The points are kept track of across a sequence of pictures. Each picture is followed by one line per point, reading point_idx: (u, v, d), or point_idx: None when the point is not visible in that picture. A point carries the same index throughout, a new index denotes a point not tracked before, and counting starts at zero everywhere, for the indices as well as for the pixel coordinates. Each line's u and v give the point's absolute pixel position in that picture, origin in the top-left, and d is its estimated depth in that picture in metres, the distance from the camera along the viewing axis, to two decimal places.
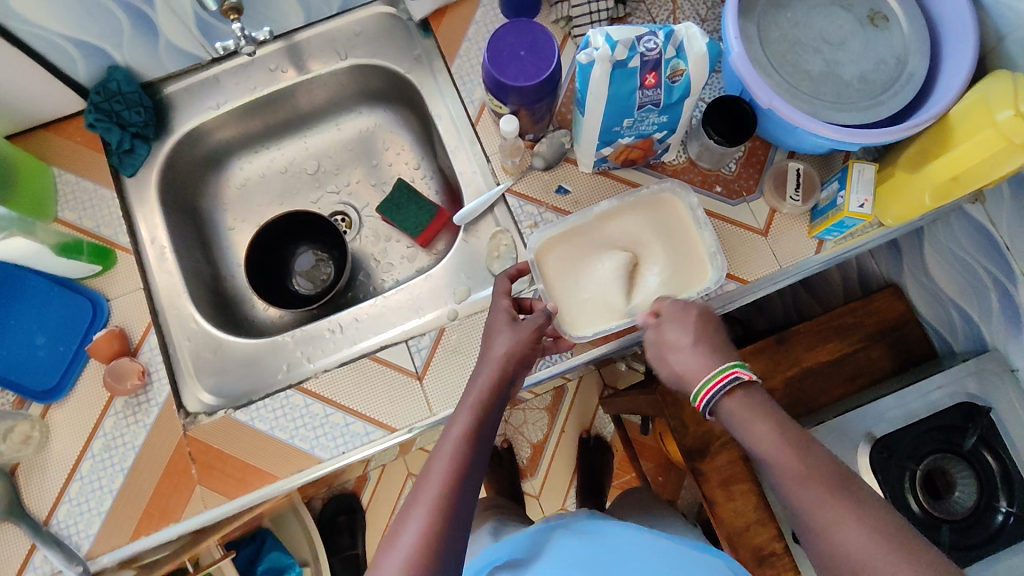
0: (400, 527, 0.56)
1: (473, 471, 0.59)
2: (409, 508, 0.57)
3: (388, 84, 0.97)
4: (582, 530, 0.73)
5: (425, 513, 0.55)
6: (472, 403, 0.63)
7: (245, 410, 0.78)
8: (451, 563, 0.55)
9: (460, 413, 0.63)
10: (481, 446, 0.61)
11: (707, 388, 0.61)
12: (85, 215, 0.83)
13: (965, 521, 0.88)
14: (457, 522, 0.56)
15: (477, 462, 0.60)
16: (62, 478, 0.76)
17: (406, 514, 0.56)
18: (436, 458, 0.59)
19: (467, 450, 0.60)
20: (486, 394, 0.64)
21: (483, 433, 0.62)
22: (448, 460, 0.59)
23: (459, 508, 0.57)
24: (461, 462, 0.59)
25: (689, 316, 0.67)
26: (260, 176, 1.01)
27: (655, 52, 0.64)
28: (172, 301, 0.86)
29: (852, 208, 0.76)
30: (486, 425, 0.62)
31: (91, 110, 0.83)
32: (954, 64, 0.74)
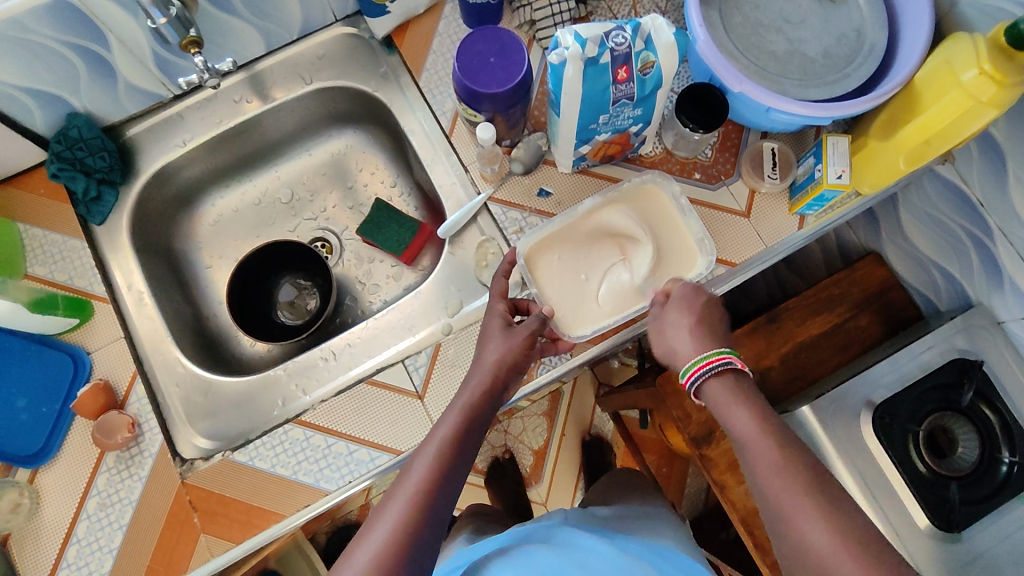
0: (375, 521, 0.56)
1: (459, 468, 0.59)
2: (385, 504, 0.57)
3: (356, 104, 0.95)
4: (557, 540, 0.74)
5: (400, 506, 0.55)
6: (461, 403, 0.63)
7: (244, 451, 0.76)
8: (424, 554, 0.55)
9: (449, 414, 0.63)
10: (469, 446, 0.61)
11: (695, 363, 0.63)
12: (56, 269, 0.80)
13: (971, 476, 0.89)
14: (433, 515, 0.56)
15: (463, 460, 0.60)
16: (57, 543, 0.73)
17: (383, 509, 0.57)
18: (420, 457, 0.59)
19: (452, 447, 0.60)
20: (477, 395, 0.64)
21: (472, 434, 0.62)
22: (431, 458, 0.59)
23: (437, 501, 0.56)
24: (446, 459, 0.59)
25: (699, 300, 0.69)
26: (233, 210, 0.99)
27: (625, 46, 0.65)
28: (155, 346, 0.83)
29: (830, 180, 0.77)
30: (475, 425, 0.63)
31: (53, 161, 0.80)
32: (913, 31, 0.75)
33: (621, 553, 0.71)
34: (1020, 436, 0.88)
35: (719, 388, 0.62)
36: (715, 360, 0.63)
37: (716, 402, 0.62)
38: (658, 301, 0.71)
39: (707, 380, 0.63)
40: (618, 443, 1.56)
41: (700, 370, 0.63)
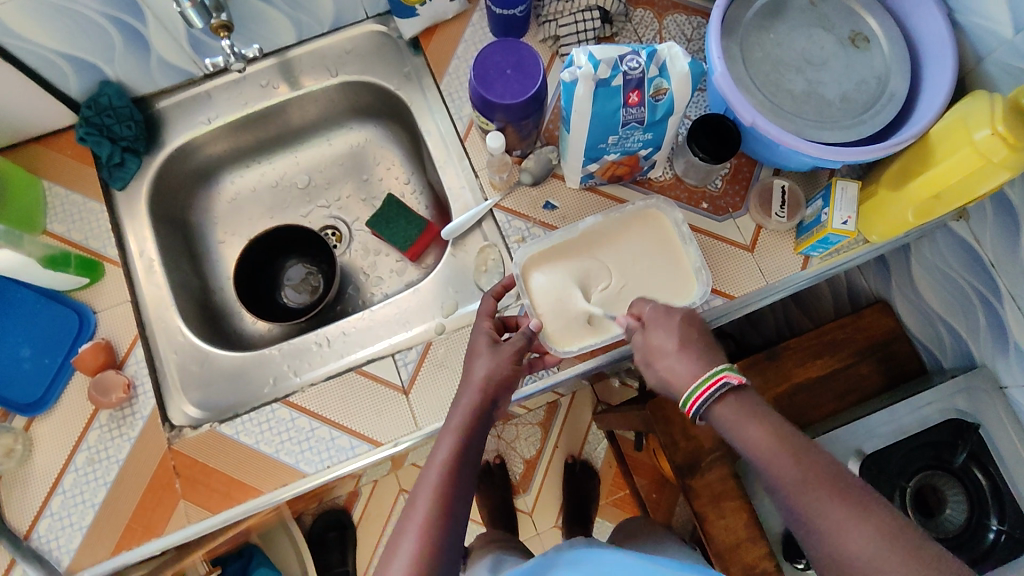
0: (390, 558, 0.56)
1: (460, 496, 0.59)
2: (397, 539, 0.57)
3: (378, 100, 0.98)
4: (575, 559, 0.66)
5: (411, 543, 0.55)
6: (455, 426, 0.63)
7: (231, 424, 0.78)
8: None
9: (445, 437, 0.63)
10: (467, 470, 0.61)
11: (696, 389, 0.61)
12: (73, 228, 0.84)
13: (955, 539, 0.88)
14: (445, 550, 0.56)
15: (463, 487, 0.60)
16: (44, 492, 0.75)
17: (395, 545, 0.56)
18: (422, 486, 0.59)
19: (451, 475, 0.59)
20: (469, 417, 0.64)
21: (468, 457, 0.62)
22: (433, 488, 0.59)
23: (446, 534, 0.56)
24: (446, 487, 0.58)
25: (671, 320, 0.67)
26: (251, 190, 1.02)
27: (638, 71, 0.66)
28: (159, 313, 0.86)
29: (835, 225, 0.77)
30: (471, 447, 0.62)
31: (82, 124, 0.84)
32: (934, 84, 0.75)
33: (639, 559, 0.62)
34: (1010, 506, 0.87)
35: (730, 409, 0.60)
36: (715, 382, 0.60)
37: (728, 423, 0.60)
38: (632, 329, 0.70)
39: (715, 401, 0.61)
40: (610, 463, 1.55)
41: (701, 396, 0.61)
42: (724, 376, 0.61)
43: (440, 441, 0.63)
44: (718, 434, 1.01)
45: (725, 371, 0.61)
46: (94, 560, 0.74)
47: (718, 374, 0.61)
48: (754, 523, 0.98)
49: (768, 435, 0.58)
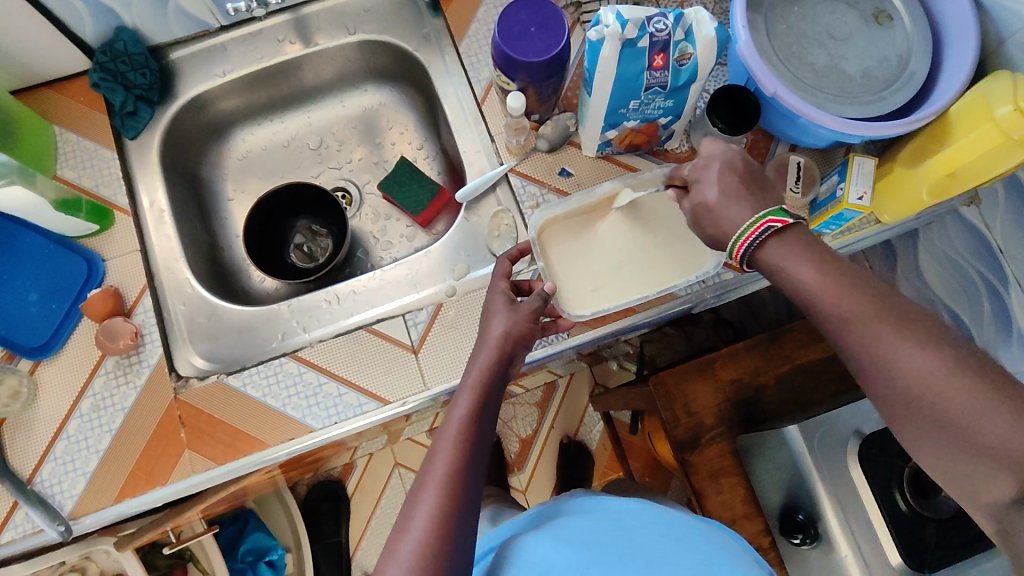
0: (412, 509, 0.56)
1: (480, 450, 0.59)
2: (418, 491, 0.57)
3: (394, 61, 0.97)
4: (586, 508, 0.71)
5: (434, 494, 0.56)
6: (472, 381, 0.63)
7: (238, 376, 0.78)
8: (464, 543, 0.55)
9: (462, 394, 0.63)
10: (485, 425, 0.61)
11: (746, 232, 0.56)
12: (84, 174, 0.83)
13: (951, 520, 0.86)
14: (467, 502, 0.56)
15: (482, 441, 0.60)
16: (49, 436, 0.75)
17: (417, 497, 0.57)
18: (442, 439, 0.59)
19: (469, 430, 0.60)
20: (486, 374, 0.63)
21: (485, 412, 0.62)
22: (453, 440, 0.59)
23: (468, 486, 0.57)
24: (465, 440, 0.59)
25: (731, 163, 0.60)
26: (262, 149, 1.01)
27: (664, 33, 0.65)
28: (168, 265, 0.85)
29: (851, 199, 0.77)
30: (488, 405, 0.63)
31: (96, 70, 0.83)
32: (955, 63, 0.75)
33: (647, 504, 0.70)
34: None
35: (775, 250, 0.56)
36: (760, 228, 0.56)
37: (774, 264, 0.56)
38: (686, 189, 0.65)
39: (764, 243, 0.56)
40: (605, 444, 1.56)
41: (750, 239, 0.56)
42: (770, 221, 0.56)
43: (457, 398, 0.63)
44: (719, 411, 1.02)
45: (770, 215, 0.56)
46: (96, 507, 0.74)
47: (764, 219, 0.56)
48: (750, 498, 0.99)
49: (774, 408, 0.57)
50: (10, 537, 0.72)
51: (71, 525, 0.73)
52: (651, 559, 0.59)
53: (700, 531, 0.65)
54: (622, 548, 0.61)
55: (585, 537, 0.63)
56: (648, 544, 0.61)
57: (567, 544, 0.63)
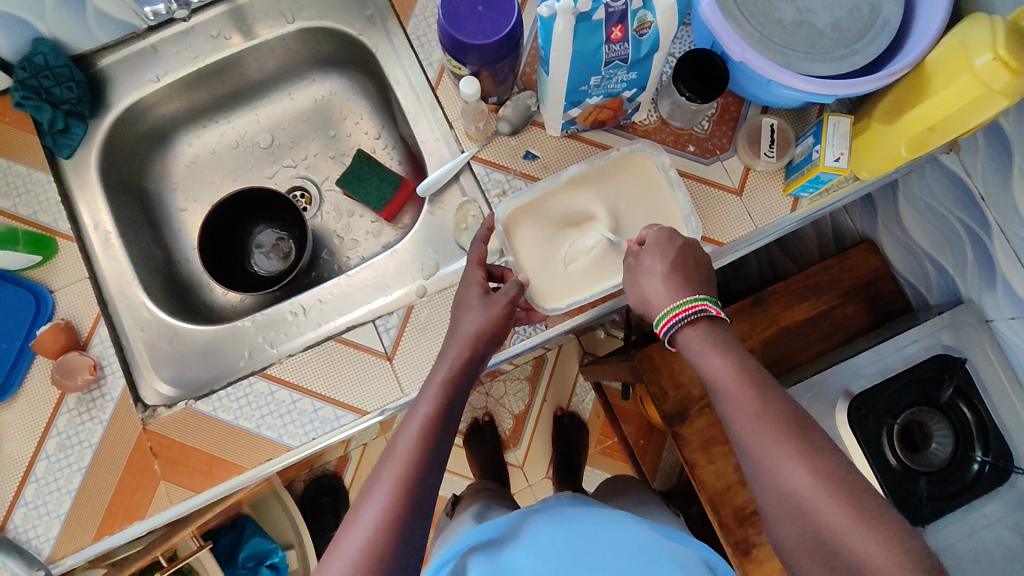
0: (361, 507, 0.54)
1: (440, 449, 0.57)
2: (369, 488, 0.55)
3: (340, 47, 0.91)
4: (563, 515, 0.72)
5: (386, 491, 0.53)
6: (440, 379, 0.61)
7: (207, 401, 0.74)
8: (413, 544, 0.53)
9: (428, 392, 0.60)
10: (450, 426, 0.59)
11: (673, 309, 0.61)
12: (19, 202, 0.77)
13: (941, 472, 0.89)
14: (419, 500, 0.54)
15: (444, 441, 0.58)
16: (16, 481, 0.72)
17: (368, 494, 0.54)
18: (401, 437, 0.57)
19: (433, 428, 0.57)
20: (456, 369, 0.61)
21: (452, 411, 0.60)
22: (414, 439, 0.56)
23: (423, 484, 0.54)
24: (427, 439, 0.56)
25: (673, 245, 0.66)
26: (210, 152, 0.96)
27: (621, 3, 0.60)
28: (121, 289, 0.81)
29: (827, 162, 0.74)
30: (456, 400, 0.61)
31: (17, 88, 0.77)
32: (929, 8, 0.71)
33: (622, 517, 0.72)
34: (994, 436, 0.88)
35: (695, 337, 0.60)
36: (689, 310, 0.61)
37: (693, 349, 0.60)
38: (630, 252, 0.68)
39: (684, 328, 0.61)
40: (597, 413, 1.55)
41: (677, 317, 0.61)
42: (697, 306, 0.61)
43: (423, 392, 0.61)
44: None
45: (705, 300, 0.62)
46: (75, 548, 0.71)
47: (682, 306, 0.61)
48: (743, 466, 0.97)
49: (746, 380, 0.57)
50: None
51: (51, 568, 0.71)
52: (623, 568, 0.61)
53: (666, 543, 0.67)
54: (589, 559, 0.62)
55: (558, 546, 0.65)
56: (617, 552, 0.63)
57: (541, 555, 0.64)
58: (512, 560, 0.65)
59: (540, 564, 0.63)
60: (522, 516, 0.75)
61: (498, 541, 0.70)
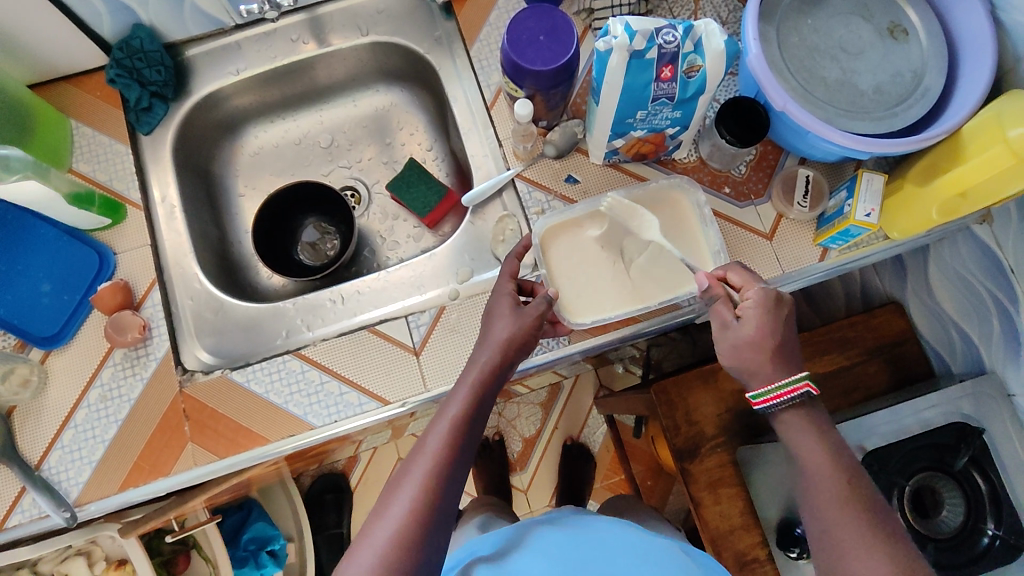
0: (392, 498, 0.57)
1: (467, 448, 0.60)
2: (400, 479, 0.58)
3: (405, 63, 0.98)
4: (567, 522, 0.75)
5: (415, 485, 0.56)
6: (470, 382, 0.63)
7: (242, 371, 0.79)
8: (440, 537, 0.56)
9: (457, 392, 0.64)
10: (476, 427, 0.62)
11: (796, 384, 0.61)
12: (99, 168, 0.84)
13: (951, 540, 0.89)
14: (444, 499, 0.57)
15: (470, 442, 0.61)
16: (56, 425, 0.77)
17: (398, 485, 0.58)
18: (432, 434, 0.60)
19: (460, 430, 0.60)
20: (486, 373, 0.64)
21: (479, 414, 0.63)
22: (443, 436, 0.60)
23: (448, 484, 0.57)
24: (456, 438, 0.59)
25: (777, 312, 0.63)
26: (274, 146, 1.03)
27: (673, 45, 0.65)
28: (177, 260, 0.87)
29: (858, 216, 0.76)
30: (483, 404, 0.63)
31: (113, 66, 0.85)
32: (970, 80, 0.74)
33: (622, 525, 0.74)
34: (1007, 510, 0.87)
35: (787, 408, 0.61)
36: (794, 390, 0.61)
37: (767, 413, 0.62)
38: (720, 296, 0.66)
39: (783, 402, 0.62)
40: (607, 448, 1.55)
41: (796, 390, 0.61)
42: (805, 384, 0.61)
43: (453, 394, 0.64)
44: (721, 421, 0.98)
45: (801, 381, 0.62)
46: (100, 495, 0.75)
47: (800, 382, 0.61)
48: (749, 510, 0.95)
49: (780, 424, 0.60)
50: (17, 520, 0.74)
51: (76, 511, 0.75)
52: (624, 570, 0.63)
53: (667, 551, 0.68)
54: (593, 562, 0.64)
55: (564, 552, 0.67)
56: (615, 555, 0.66)
57: (547, 561, 0.65)
58: (520, 564, 0.66)
59: (544, 565, 0.65)
60: (526, 526, 0.77)
61: (503, 547, 0.72)
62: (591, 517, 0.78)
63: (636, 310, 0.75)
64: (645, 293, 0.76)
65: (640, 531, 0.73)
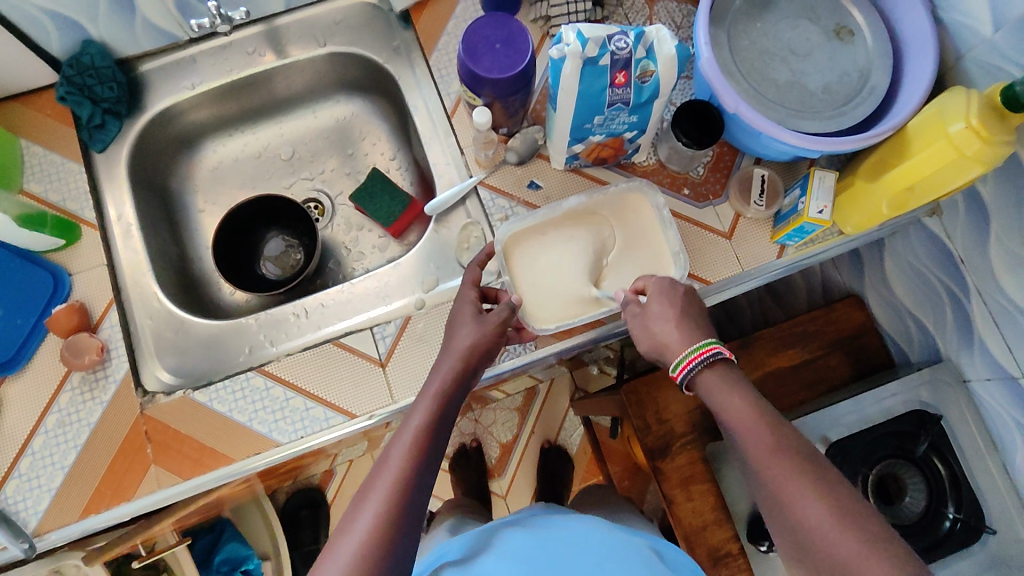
0: (356, 512, 0.56)
1: (431, 458, 0.60)
2: (365, 492, 0.57)
3: (365, 73, 0.97)
4: (536, 524, 0.75)
5: (380, 498, 0.56)
6: (433, 392, 0.63)
7: (205, 391, 0.77)
8: (405, 549, 0.55)
9: (420, 403, 0.63)
10: (441, 436, 0.62)
11: (690, 353, 0.63)
12: (51, 188, 0.82)
13: (915, 525, 0.91)
14: (410, 510, 0.56)
15: (435, 451, 0.60)
16: (13, 453, 0.74)
17: (363, 499, 0.57)
18: (395, 445, 0.60)
19: (424, 441, 0.60)
20: (448, 382, 0.64)
21: (443, 424, 0.62)
22: (407, 447, 0.59)
23: (414, 495, 0.57)
24: (419, 449, 0.59)
25: (677, 293, 0.68)
26: (233, 159, 1.01)
27: (626, 51, 0.66)
28: (136, 279, 0.86)
29: (811, 213, 0.77)
30: (447, 414, 0.63)
31: (63, 83, 0.83)
32: (913, 79, 0.77)
33: (594, 523, 0.75)
34: (966, 493, 0.90)
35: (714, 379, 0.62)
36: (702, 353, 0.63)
37: (709, 392, 0.62)
38: (632, 302, 0.71)
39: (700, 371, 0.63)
40: (584, 449, 1.56)
41: (694, 361, 0.63)
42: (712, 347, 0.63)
43: (416, 405, 0.64)
44: (690, 419, 0.99)
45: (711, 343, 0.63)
46: (60, 524, 0.73)
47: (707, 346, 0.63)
48: (720, 505, 0.96)
49: (736, 412, 0.60)
50: None
51: (36, 542, 0.73)
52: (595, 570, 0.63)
53: (640, 551, 0.68)
54: (565, 564, 0.64)
55: (537, 552, 0.67)
56: (586, 555, 0.66)
57: (519, 559, 0.66)
58: (488, 567, 0.66)
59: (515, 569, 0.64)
60: (494, 529, 0.77)
61: (473, 551, 0.72)
62: (562, 516, 0.78)
63: (599, 313, 0.76)
64: (607, 298, 0.77)
65: (612, 529, 0.73)
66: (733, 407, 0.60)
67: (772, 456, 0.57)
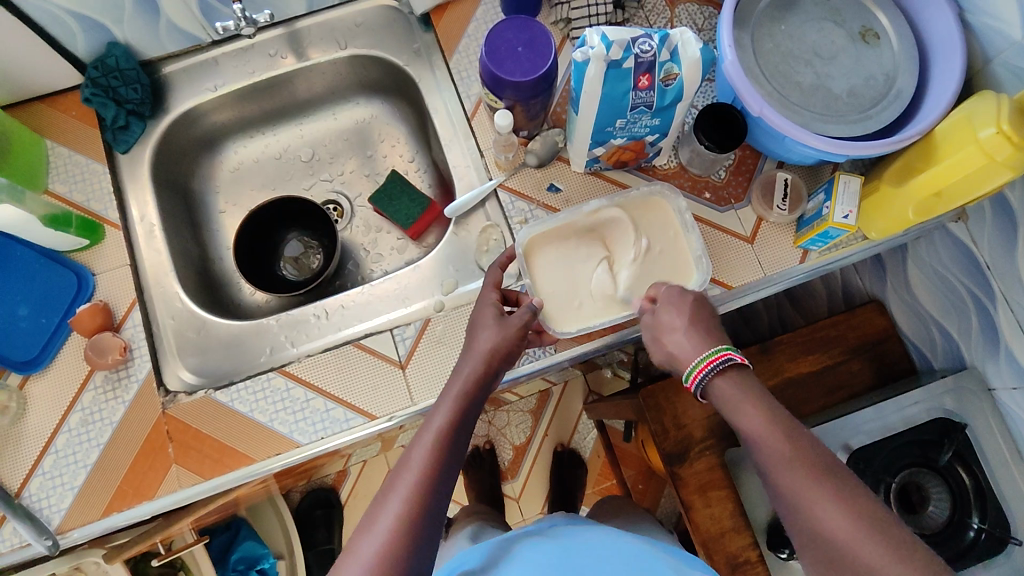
0: (378, 512, 0.56)
1: (452, 460, 0.59)
2: (385, 494, 0.57)
3: (386, 75, 0.98)
4: (555, 535, 0.74)
5: (401, 499, 0.56)
6: (454, 393, 0.63)
7: (226, 391, 0.78)
8: (427, 551, 0.55)
9: (442, 404, 0.63)
10: (462, 438, 0.61)
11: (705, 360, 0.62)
12: (75, 189, 0.83)
13: (938, 536, 0.89)
14: (431, 512, 0.56)
15: (456, 454, 0.60)
16: (37, 450, 0.75)
17: (384, 500, 0.57)
18: (417, 447, 0.60)
19: (446, 443, 0.60)
20: (470, 385, 0.64)
21: (464, 426, 0.62)
22: (429, 448, 0.59)
23: (435, 497, 0.57)
24: (441, 450, 0.59)
25: (685, 302, 0.67)
26: (254, 160, 1.02)
27: (650, 54, 0.65)
28: (158, 279, 0.86)
29: (836, 218, 0.76)
30: (468, 416, 0.63)
31: (88, 85, 0.84)
32: (941, 82, 0.75)
33: (616, 533, 0.74)
34: (991, 502, 0.89)
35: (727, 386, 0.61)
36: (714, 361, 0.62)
37: (726, 401, 0.61)
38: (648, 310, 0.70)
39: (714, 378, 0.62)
40: (598, 453, 1.55)
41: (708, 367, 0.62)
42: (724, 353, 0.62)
43: (437, 407, 0.64)
44: (709, 424, 0.98)
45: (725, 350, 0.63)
46: (83, 521, 0.74)
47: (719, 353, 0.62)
48: (738, 512, 0.95)
49: (761, 419, 0.59)
50: None
51: (59, 539, 0.74)
52: None
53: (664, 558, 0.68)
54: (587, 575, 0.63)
55: (558, 562, 0.66)
56: (608, 565, 0.65)
57: (540, 569, 0.66)
58: None
59: None
60: (510, 541, 0.76)
61: (491, 561, 0.70)
62: (582, 526, 0.77)
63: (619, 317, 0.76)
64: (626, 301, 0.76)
65: (633, 539, 0.73)
66: (749, 423, 0.59)
67: (794, 465, 0.56)
